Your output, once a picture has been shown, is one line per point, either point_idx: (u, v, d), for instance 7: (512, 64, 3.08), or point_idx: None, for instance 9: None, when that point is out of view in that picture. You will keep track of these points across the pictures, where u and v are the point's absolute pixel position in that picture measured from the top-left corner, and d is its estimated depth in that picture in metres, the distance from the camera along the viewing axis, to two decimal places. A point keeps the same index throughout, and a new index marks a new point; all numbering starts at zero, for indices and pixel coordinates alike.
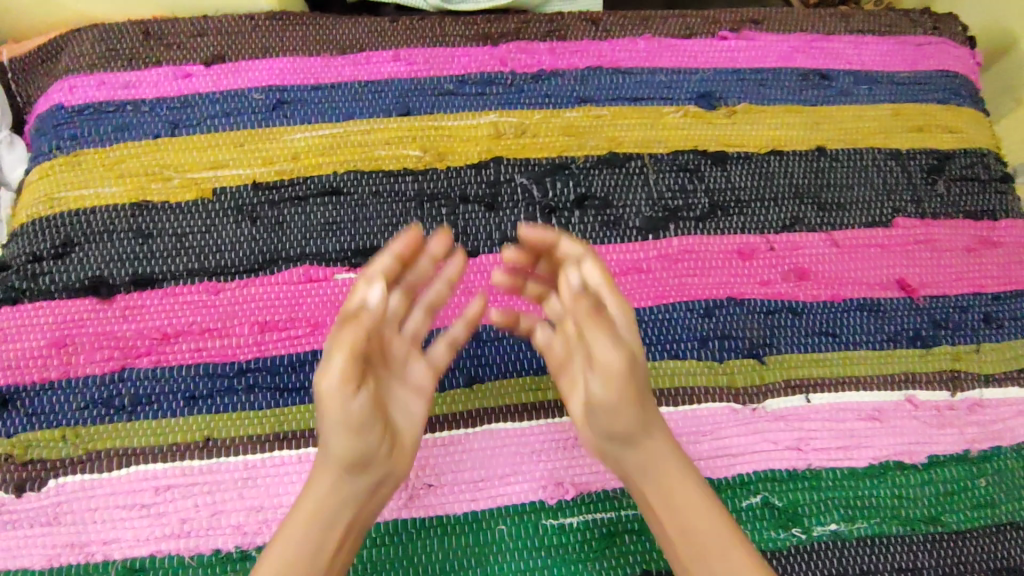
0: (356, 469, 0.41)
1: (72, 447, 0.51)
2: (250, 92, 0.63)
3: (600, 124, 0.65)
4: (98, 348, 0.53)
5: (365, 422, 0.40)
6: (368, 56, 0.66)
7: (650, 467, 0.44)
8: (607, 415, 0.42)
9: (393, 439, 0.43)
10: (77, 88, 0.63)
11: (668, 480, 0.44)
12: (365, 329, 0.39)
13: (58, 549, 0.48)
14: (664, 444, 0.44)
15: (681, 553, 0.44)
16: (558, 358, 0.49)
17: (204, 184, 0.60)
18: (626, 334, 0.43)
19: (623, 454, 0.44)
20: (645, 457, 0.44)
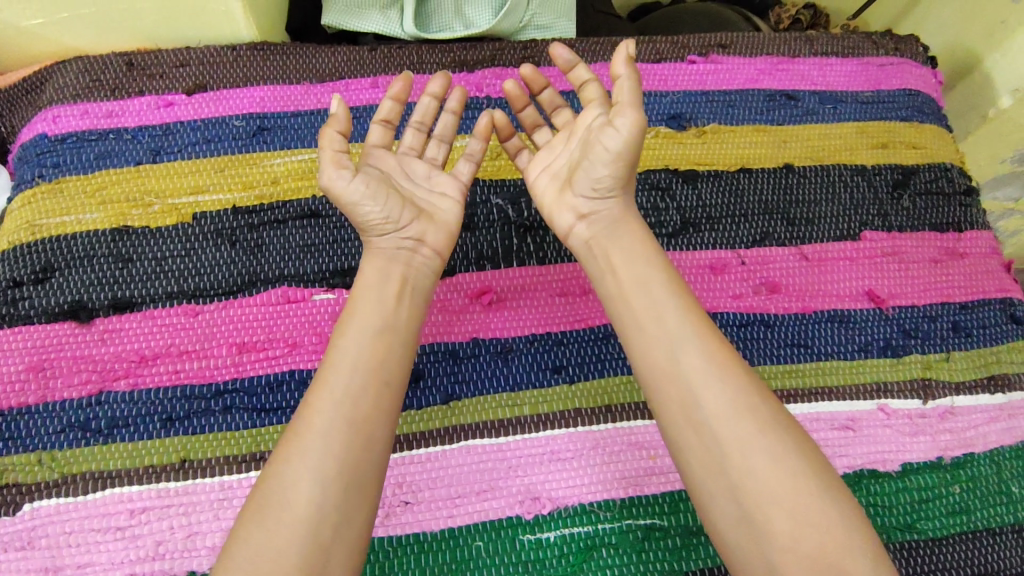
0: (398, 264, 0.52)
1: (48, 470, 0.51)
2: (231, 119, 0.65)
3: None
4: (76, 370, 0.54)
5: (376, 192, 0.51)
6: (347, 84, 0.68)
7: (631, 232, 0.53)
8: (599, 181, 0.52)
9: (422, 237, 0.53)
10: (61, 118, 0.64)
11: (674, 314, 0.48)
12: (340, 130, 0.53)
13: (31, 574, 0.48)
14: (662, 268, 0.51)
15: (694, 419, 0.45)
16: (550, 173, 0.57)
17: (184, 208, 0.61)
18: (627, 151, 0.51)
19: (625, 282, 0.50)
20: (627, 231, 0.53)
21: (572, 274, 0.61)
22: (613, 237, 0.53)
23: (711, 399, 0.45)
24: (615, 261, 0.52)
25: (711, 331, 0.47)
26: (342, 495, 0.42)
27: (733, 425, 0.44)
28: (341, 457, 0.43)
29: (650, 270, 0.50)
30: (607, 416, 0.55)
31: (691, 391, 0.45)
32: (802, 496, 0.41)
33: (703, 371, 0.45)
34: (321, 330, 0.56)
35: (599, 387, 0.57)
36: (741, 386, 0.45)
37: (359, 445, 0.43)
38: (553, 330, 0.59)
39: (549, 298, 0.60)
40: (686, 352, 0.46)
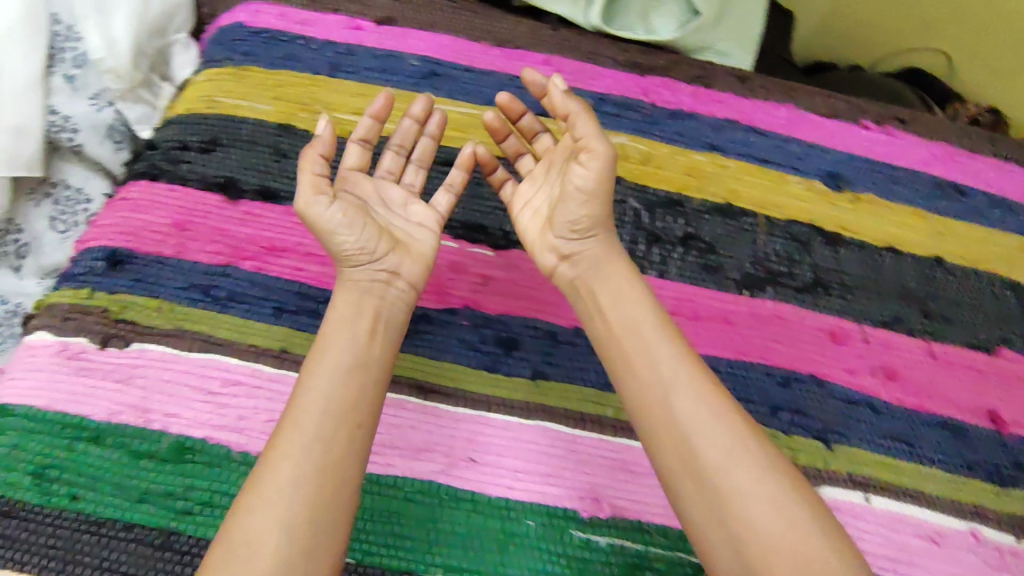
0: (372, 297, 0.50)
1: (163, 319, 0.53)
2: (409, 57, 0.68)
3: (723, 173, 0.66)
4: (211, 239, 0.57)
5: (353, 222, 0.50)
6: (521, 54, 0.70)
7: (615, 271, 0.52)
8: (578, 223, 0.52)
9: (404, 260, 0.52)
10: (260, 14, 0.69)
11: (671, 367, 0.47)
12: (322, 153, 0.51)
13: (121, 407, 0.50)
14: (648, 308, 0.50)
15: (693, 468, 0.43)
16: (531, 210, 0.56)
17: (344, 125, 0.64)
18: (595, 186, 0.51)
19: (622, 335, 0.49)
20: (615, 272, 0.52)
21: (688, 296, 0.59)
22: (599, 281, 0.52)
23: (709, 448, 0.44)
24: (613, 307, 0.50)
25: (697, 378, 0.46)
26: (339, 452, 0.43)
27: (727, 479, 0.43)
28: (333, 419, 0.44)
29: (647, 318, 0.49)
30: None
31: (685, 451, 0.44)
32: (808, 542, 0.40)
33: (699, 415, 0.45)
34: (438, 274, 0.58)
35: None
36: (732, 430, 0.44)
37: (348, 400, 0.45)
38: None
39: None
40: (671, 410, 0.45)
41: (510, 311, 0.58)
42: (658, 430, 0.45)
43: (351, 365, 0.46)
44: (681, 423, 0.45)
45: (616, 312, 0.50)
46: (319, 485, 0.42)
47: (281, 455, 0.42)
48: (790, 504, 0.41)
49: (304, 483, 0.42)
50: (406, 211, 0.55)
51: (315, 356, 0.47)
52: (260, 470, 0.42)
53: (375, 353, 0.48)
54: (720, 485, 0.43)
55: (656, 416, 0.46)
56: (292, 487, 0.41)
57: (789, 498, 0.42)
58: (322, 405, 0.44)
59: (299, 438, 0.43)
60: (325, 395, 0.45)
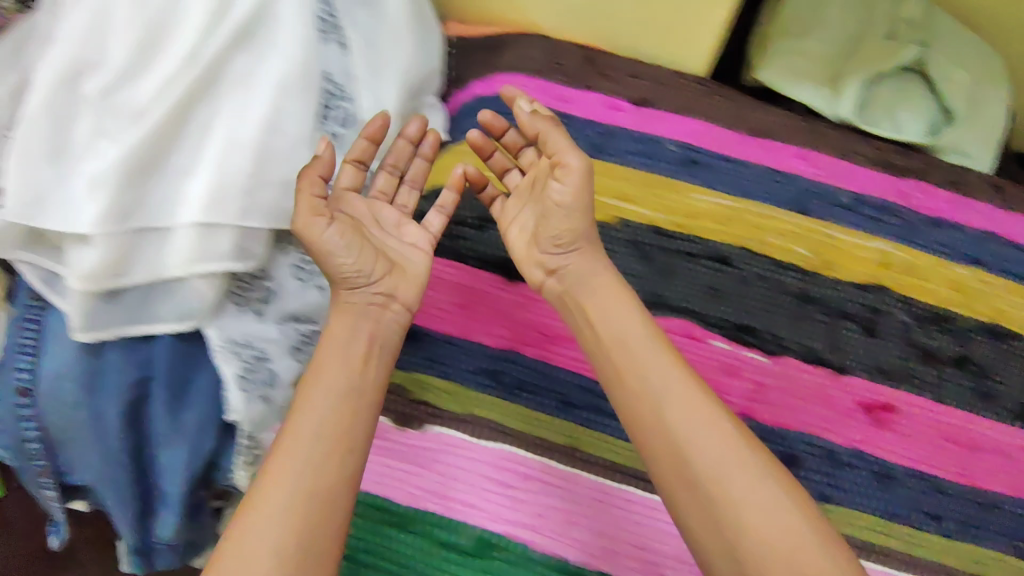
0: (367, 320, 0.54)
1: (457, 403, 0.55)
2: (668, 142, 0.67)
3: (989, 292, 0.64)
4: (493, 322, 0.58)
5: (350, 244, 0.55)
6: (776, 145, 0.69)
7: (608, 294, 0.54)
8: (572, 241, 0.56)
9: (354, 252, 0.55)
10: (521, 87, 0.69)
11: (664, 398, 0.49)
12: (322, 174, 0.54)
13: (425, 491, 0.52)
14: (648, 327, 0.52)
15: (684, 475, 0.47)
16: (519, 224, 0.59)
17: (609, 210, 0.63)
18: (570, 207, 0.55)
19: (619, 352, 0.52)
20: (606, 291, 0.55)
21: (965, 425, 0.58)
22: (583, 289, 0.55)
23: (707, 460, 0.47)
24: (596, 329, 0.54)
25: (698, 414, 0.48)
26: (332, 473, 0.47)
27: (732, 506, 0.45)
28: (327, 441, 0.48)
29: (638, 345, 0.52)
30: None
31: (681, 469, 0.47)
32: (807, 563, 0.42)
33: (693, 424, 0.48)
34: (714, 378, 0.57)
35: (970, 552, 0.54)
36: (733, 464, 0.46)
37: (341, 419, 0.49)
38: (937, 475, 0.56)
39: (937, 440, 0.57)
40: (690, 452, 0.47)
41: (790, 425, 0.57)
42: (658, 450, 0.48)
43: (343, 389, 0.50)
44: (683, 443, 0.47)
45: (604, 328, 0.53)
46: (318, 500, 0.46)
47: (280, 465, 0.47)
48: (807, 548, 0.43)
49: (306, 491, 0.46)
50: (403, 237, 0.59)
51: (321, 375, 0.51)
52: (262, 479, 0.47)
53: (348, 367, 0.52)
54: (720, 511, 0.45)
55: (664, 447, 0.48)
56: (309, 502, 0.46)
57: (813, 548, 0.43)
58: (316, 421, 0.49)
59: (295, 456, 0.47)
60: (315, 412, 0.49)
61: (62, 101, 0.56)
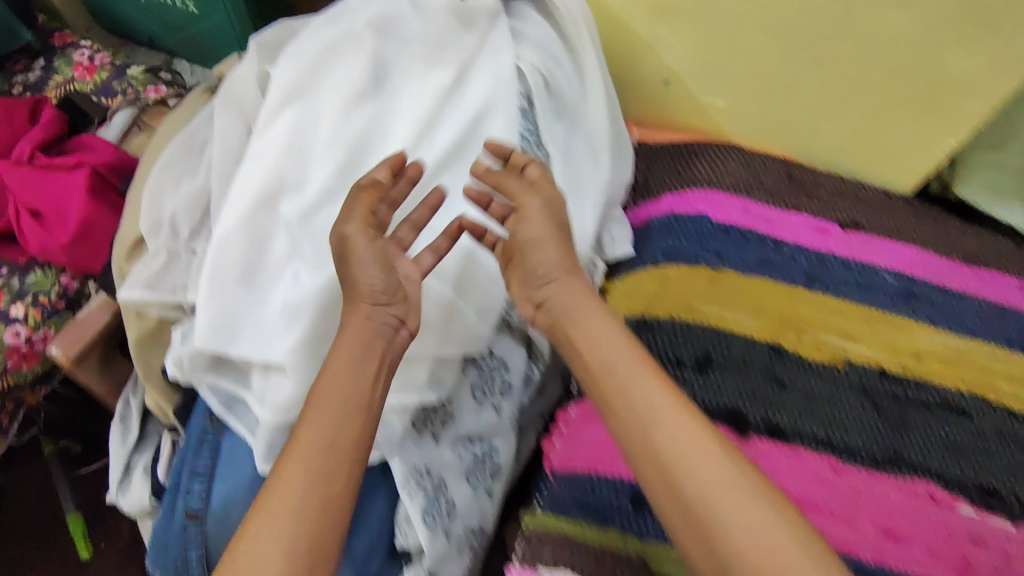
0: (379, 340, 0.53)
1: None
2: (883, 272, 0.63)
3: None
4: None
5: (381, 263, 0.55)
6: (993, 275, 0.65)
7: (595, 325, 0.53)
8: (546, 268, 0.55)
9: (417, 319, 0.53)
10: (722, 207, 0.65)
11: (655, 424, 0.48)
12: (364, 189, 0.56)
13: None
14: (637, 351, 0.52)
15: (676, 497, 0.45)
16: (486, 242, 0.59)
17: (835, 350, 0.60)
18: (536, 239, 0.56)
19: (620, 406, 0.49)
20: (591, 318, 0.54)
21: None
22: (584, 337, 0.53)
23: (690, 476, 0.45)
24: (622, 404, 0.49)
25: (700, 463, 0.45)
26: (325, 453, 0.48)
27: (721, 538, 0.42)
28: (337, 453, 0.48)
29: (664, 416, 0.48)
30: None
31: (668, 482, 0.45)
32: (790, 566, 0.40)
33: (714, 468, 0.45)
34: (968, 552, 0.52)
35: None
36: (740, 503, 0.43)
37: (353, 420, 0.50)
38: None
39: None
40: (686, 487, 0.45)
41: None
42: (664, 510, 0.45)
43: (358, 387, 0.51)
44: (700, 496, 0.44)
45: (636, 413, 0.48)
46: (328, 498, 0.47)
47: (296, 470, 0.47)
48: (786, 546, 0.41)
49: (315, 497, 0.46)
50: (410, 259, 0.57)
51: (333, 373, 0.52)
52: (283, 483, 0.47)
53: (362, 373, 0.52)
54: (717, 537, 0.42)
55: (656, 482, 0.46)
56: (305, 507, 0.46)
57: (792, 548, 0.41)
58: (335, 417, 0.50)
59: (302, 471, 0.47)
60: (332, 425, 0.49)
61: (263, 224, 0.60)
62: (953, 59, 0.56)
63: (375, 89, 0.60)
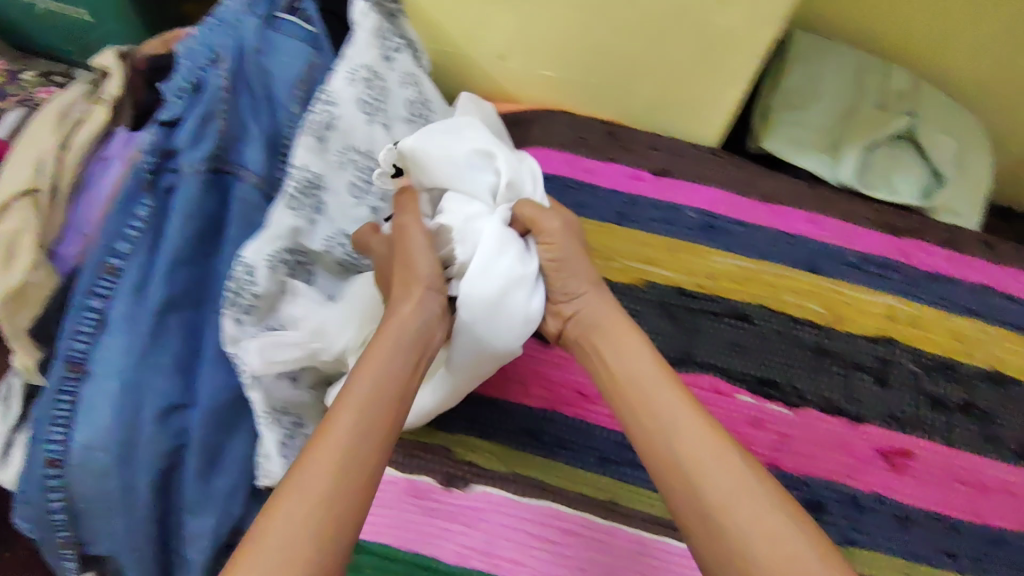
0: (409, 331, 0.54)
1: (500, 462, 0.58)
2: (687, 209, 0.72)
3: (986, 339, 0.69)
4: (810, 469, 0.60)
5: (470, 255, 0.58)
6: (785, 209, 0.75)
7: (619, 335, 0.56)
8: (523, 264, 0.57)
9: (412, 304, 0.55)
10: (549, 160, 0.75)
11: (686, 453, 0.47)
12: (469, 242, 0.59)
13: (466, 548, 0.54)
14: (651, 361, 0.54)
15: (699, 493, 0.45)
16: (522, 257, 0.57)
17: (638, 274, 0.68)
18: (568, 257, 0.59)
19: (625, 388, 0.53)
20: (612, 335, 0.56)
21: (975, 467, 0.62)
22: (609, 347, 0.55)
23: (687, 445, 0.48)
24: (658, 438, 0.49)
25: (740, 504, 0.44)
26: (359, 461, 0.46)
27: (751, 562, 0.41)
28: (346, 440, 0.47)
29: (695, 453, 0.47)
30: None
31: (677, 472, 0.47)
32: (795, 553, 0.41)
33: (694, 433, 0.48)
34: (740, 431, 0.61)
35: None
36: (772, 539, 0.42)
37: (360, 406, 0.48)
38: (951, 516, 0.60)
39: (950, 482, 0.62)
40: (699, 499, 0.45)
41: (811, 474, 0.60)
42: (693, 527, 0.45)
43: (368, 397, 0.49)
44: (698, 476, 0.46)
45: (670, 448, 0.48)
46: (313, 536, 0.42)
47: (300, 473, 0.45)
48: (750, 492, 0.44)
49: (292, 538, 0.41)
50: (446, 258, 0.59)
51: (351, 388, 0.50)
52: (267, 526, 0.42)
53: (391, 368, 0.52)
54: (723, 529, 0.43)
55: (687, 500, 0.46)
56: (334, 538, 0.42)
57: (772, 512, 0.43)
58: (350, 428, 0.47)
59: (307, 464, 0.45)
60: (349, 442, 0.46)
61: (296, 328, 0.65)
62: (723, 19, 0.65)
63: (485, 171, 0.61)
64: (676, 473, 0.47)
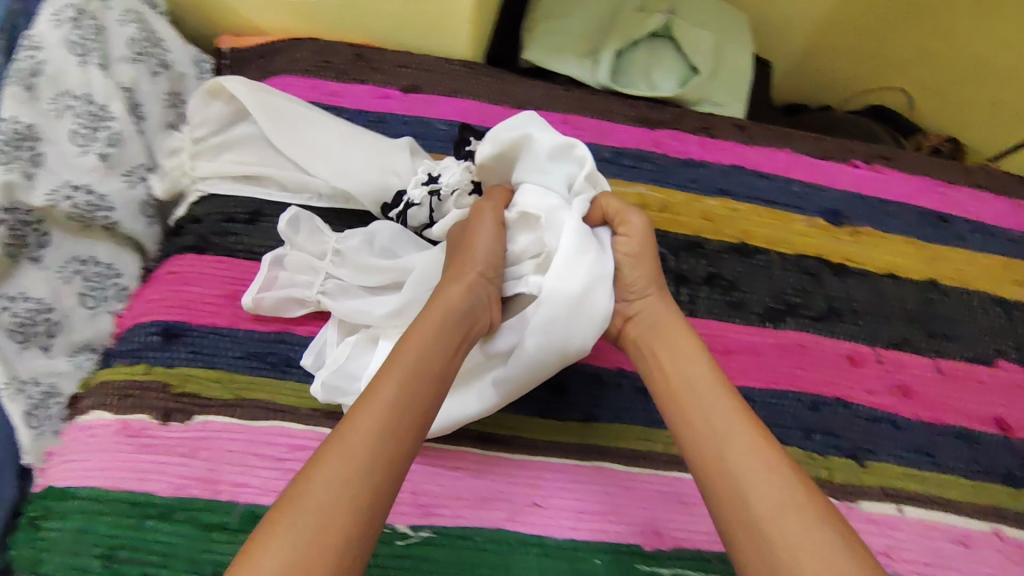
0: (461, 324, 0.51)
1: (222, 390, 0.54)
2: (437, 122, 0.71)
3: (735, 216, 0.71)
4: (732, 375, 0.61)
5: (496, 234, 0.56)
6: (540, 114, 0.74)
7: (679, 341, 0.53)
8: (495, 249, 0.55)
9: (462, 286, 0.53)
10: (290, 87, 0.71)
11: (729, 453, 0.46)
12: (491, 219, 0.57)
13: (189, 480, 0.51)
14: (704, 363, 0.52)
15: (733, 494, 0.44)
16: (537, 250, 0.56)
17: None
18: (637, 254, 0.57)
19: (691, 408, 0.49)
20: (676, 345, 0.53)
21: (718, 332, 0.64)
22: (668, 350, 0.53)
23: (739, 460, 0.45)
24: (708, 436, 0.47)
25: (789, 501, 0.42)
26: (354, 459, 0.42)
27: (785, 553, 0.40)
28: (382, 449, 0.43)
29: (740, 456, 0.45)
30: None
31: (731, 490, 0.44)
32: (827, 552, 0.39)
33: (738, 443, 0.46)
34: None
35: None
36: (818, 544, 0.40)
37: (388, 411, 0.45)
38: None
39: None
40: (746, 504, 0.43)
41: None
42: (730, 520, 0.43)
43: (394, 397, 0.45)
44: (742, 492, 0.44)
45: (753, 460, 0.45)
46: (333, 561, 0.38)
47: (317, 478, 0.41)
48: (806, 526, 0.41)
49: (310, 547, 0.38)
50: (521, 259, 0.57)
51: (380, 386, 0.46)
52: (270, 532, 0.38)
53: (432, 362, 0.48)
54: (770, 539, 0.41)
55: (727, 498, 0.44)
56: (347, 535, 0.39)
57: (813, 525, 0.41)
58: (376, 420, 0.44)
59: (327, 471, 0.41)
60: (371, 438, 0.43)
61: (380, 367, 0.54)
62: None
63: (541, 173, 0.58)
64: (727, 490, 0.44)
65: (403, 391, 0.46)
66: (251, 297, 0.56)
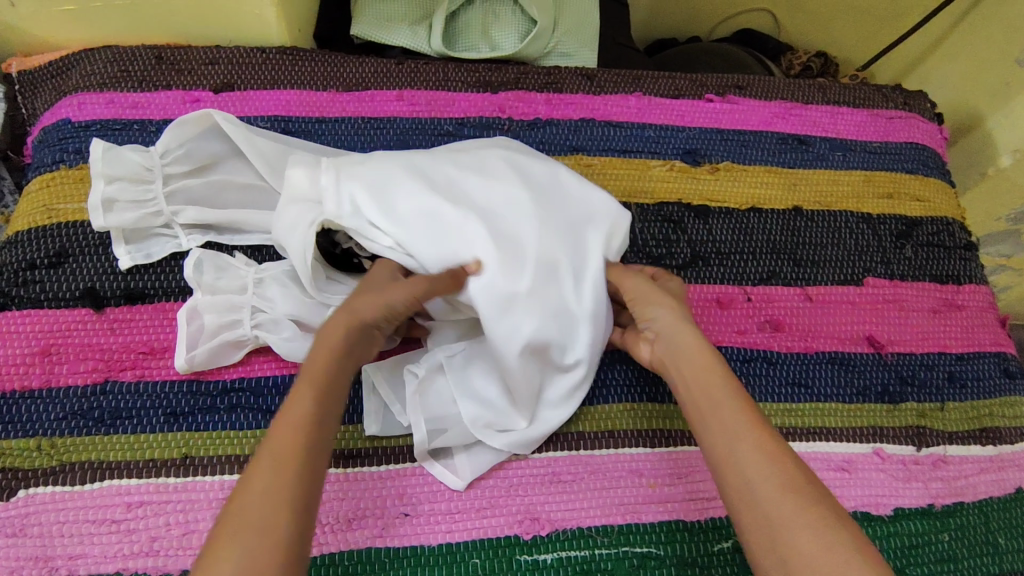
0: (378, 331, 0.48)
1: (46, 457, 0.50)
2: (256, 120, 0.66)
3: (589, 173, 0.69)
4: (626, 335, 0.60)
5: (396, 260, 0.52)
6: (372, 95, 0.69)
7: (691, 344, 0.49)
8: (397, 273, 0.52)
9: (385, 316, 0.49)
10: (86, 105, 0.64)
11: (740, 456, 0.42)
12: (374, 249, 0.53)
13: (22, 561, 0.48)
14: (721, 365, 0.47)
15: (748, 502, 0.41)
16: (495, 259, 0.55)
17: None
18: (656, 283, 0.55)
19: (703, 405, 0.46)
20: (691, 348, 0.49)
21: None
22: (682, 352, 0.49)
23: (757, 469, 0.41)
24: (717, 433, 0.44)
25: (790, 499, 0.39)
26: (291, 454, 0.38)
27: (798, 558, 0.37)
28: (316, 439, 0.39)
29: (755, 456, 0.42)
30: (608, 442, 0.56)
31: (745, 492, 0.41)
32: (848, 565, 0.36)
33: (752, 442, 0.42)
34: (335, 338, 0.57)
35: (602, 413, 0.57)
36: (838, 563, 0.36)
37: (322, 399, 0.41)
38: None
39: None
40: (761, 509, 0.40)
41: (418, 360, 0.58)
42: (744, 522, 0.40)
43: (313, 400, 0.41)
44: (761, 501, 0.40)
45: (739, 458, 0.42)
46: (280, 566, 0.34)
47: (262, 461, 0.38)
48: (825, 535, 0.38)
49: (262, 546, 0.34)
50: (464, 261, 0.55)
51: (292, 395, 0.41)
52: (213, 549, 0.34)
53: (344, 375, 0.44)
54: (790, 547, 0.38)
55: (741, 503, 0.41)
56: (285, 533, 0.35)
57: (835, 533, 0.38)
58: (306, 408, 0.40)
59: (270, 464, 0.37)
60: (301, 423, 0.39)
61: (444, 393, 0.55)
62: None
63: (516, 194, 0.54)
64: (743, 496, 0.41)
65: (323, 394, 0.42)
66: (185, 357, 0.52)
